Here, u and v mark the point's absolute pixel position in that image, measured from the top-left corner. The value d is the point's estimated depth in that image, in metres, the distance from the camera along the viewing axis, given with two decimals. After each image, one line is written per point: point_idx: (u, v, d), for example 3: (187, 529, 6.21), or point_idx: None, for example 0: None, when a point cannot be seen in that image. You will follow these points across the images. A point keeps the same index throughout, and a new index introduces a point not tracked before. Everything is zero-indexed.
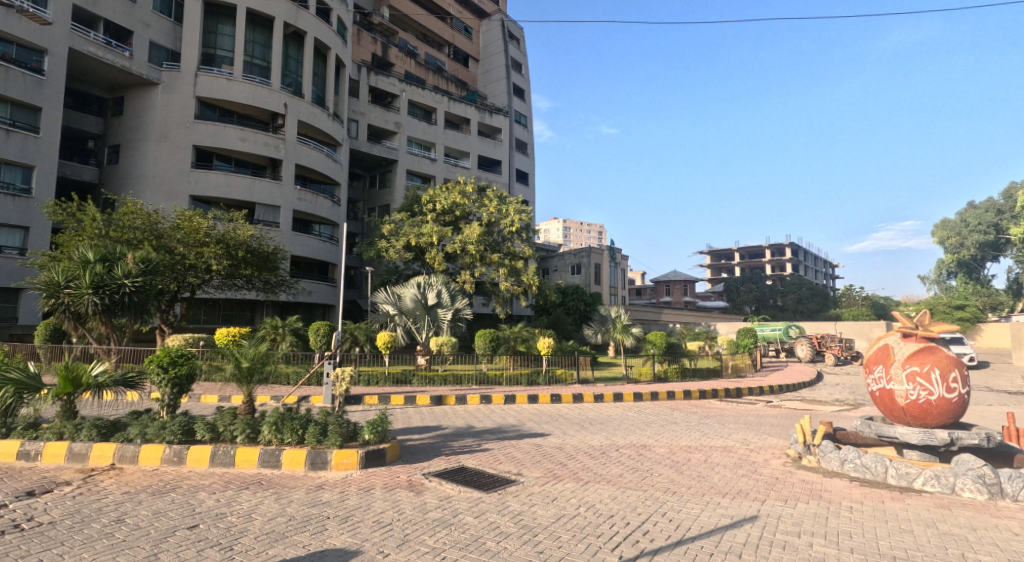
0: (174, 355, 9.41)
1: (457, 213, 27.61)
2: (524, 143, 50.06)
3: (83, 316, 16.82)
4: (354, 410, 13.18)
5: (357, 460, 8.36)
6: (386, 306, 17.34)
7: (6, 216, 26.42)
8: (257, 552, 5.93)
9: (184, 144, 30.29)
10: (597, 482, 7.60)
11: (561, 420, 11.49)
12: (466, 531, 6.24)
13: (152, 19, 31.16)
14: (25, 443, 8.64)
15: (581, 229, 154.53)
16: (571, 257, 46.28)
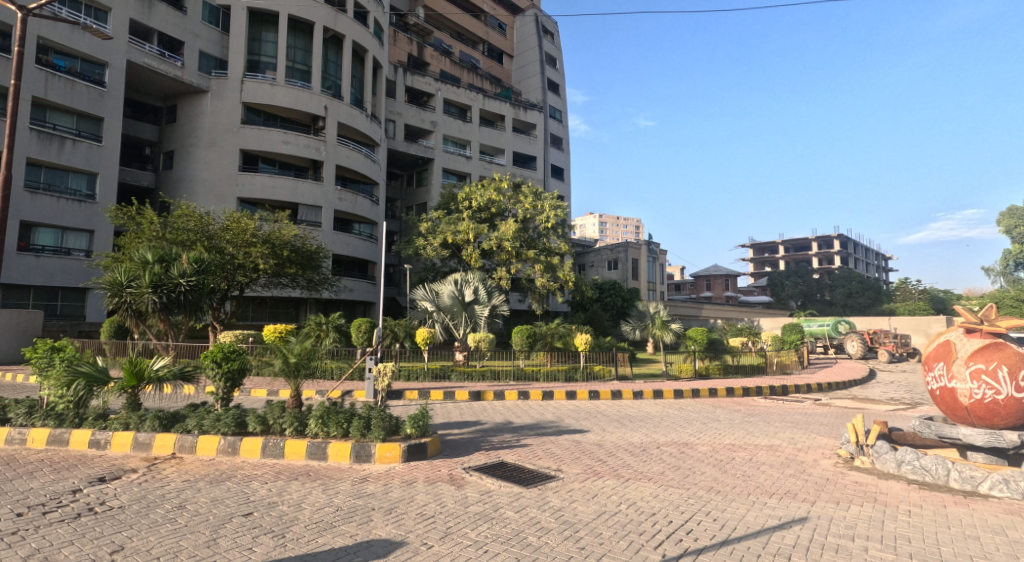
0: (225, 350, 9.70)
1: (493, 210, 27.73)
2: (559, 138, 49.82)
3: (144, 314, 17.40)
4: (396, 405, 13.30)
5: (400, 453, 8.45)
6: (424, 303, 17.62)
7: (73, 221, 27.73)
8: (307, 540, 6.02)
9: (231, 149, 31.12)
10: (639, 479, 7.52)
11: (599, 417, 11.44)
12: (507, 525, 6.24)
13: (201, 30, 31.71)
14: (95, 433, 8.99)
15: (618, 224, 153.11)
16: (608, 253, 45.99)
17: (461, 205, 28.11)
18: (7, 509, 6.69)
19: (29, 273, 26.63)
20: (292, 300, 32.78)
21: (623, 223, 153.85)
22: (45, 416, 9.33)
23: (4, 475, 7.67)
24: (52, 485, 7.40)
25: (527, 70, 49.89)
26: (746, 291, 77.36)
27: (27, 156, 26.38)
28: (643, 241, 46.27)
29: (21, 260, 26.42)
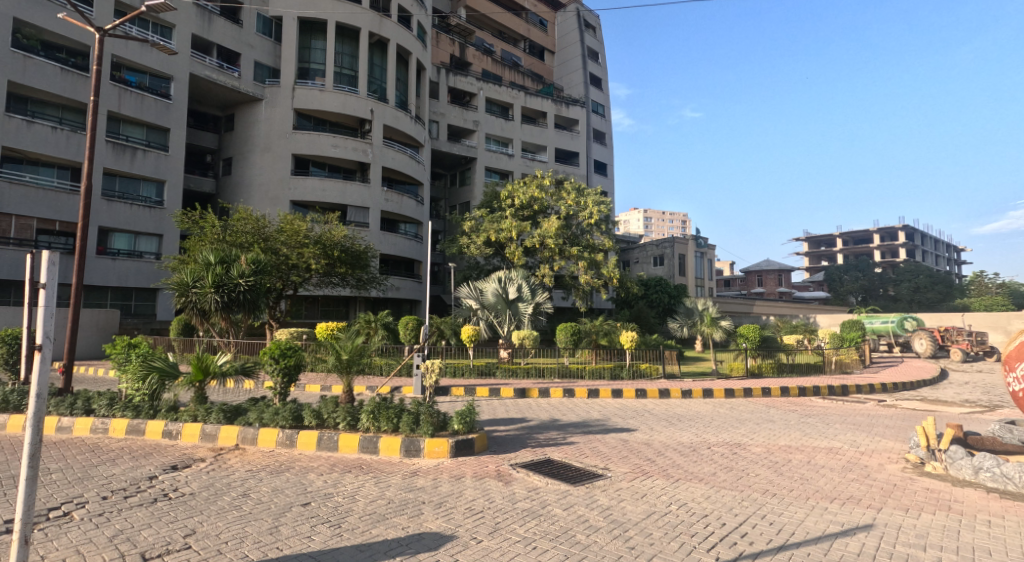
0: (283, 347, 9.94)
1: (536, 207, 27.71)
2: (601, 133, 49.34)
3: (207, 313, 18.00)
4: (443, 402, 13.41)
5: (448, 449, 8.48)
6: (469, 300, 17.82)
7: (144, 225, 29.29)
8: (362, 530, 6.12)
9: (284, 154, 31.95)
10: (689, 480, 7.39)
11: (647, 416, 11.29)
12: (556, 523, 6.21)
13: (256, 41, 32.78)
14: (168, 423, 9.39)
15: (664, 218, 150.78)
16: (654, 249, 45.44)
17: (504, 203, 28.11)
18: (93, 493, 7.04)
19: (107, 274, 27.99)
20: (343, 298, 33.50)
21: (669, 217, 151.76)
22: (124, 407, 9.77)
23: (87, 462, 8.10)
24: (129, 473, 7.74)
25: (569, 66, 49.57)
26: (802, 287, 75.20)
27: (104, 166, 27.90)
28: (689, 235, 45.53)
29: (100, 263, 27.82)
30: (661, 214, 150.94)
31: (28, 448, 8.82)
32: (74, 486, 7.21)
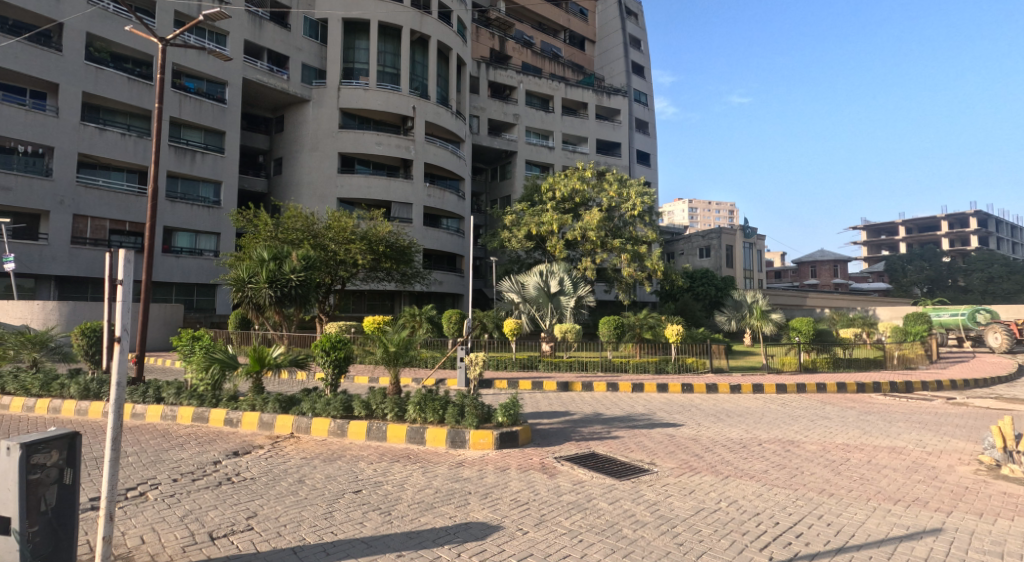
0: (333, 340, 10.13)
1: (577, 200, 27.52)
2: (644, 123, 48.52)
3: (262, 307, 18.46)
4: (487, 394, 13.49)
5: (493, 441, 8.50)
6: (511, 294, 17.88)
7: (202, 224, 30.56)
8: (411, 518, 6.18)
9: (331, 152, 32.56)
10: (739, 477, 7.23)
11: (694, 410, 11.12)
12: (601, 516, 6.16)
13: (304, 44, 33.44)
14: (230, 411, 9.75)
15: (710, 208, 148.08)
16: (699, 240, 44.71)
17: (545, 196, 28.01)
18: (164, 475, 7.36)
19: (171, 272, 29.44)
20: (388, 293, 34.03)
21: (715, 207, 149.05)
22: (189, 395, 10.23)
23: (159, 446, 8.52)
24: (195, 457, 8.08)
25: (610, 56, 48.93)
26: (860, 278, 72.81)
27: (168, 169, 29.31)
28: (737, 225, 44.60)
29: (165, 261, 29.25)
30: (707, 205, 148.30)
31: (105, 433, 9.39)
32: (146, 469, 7.54)
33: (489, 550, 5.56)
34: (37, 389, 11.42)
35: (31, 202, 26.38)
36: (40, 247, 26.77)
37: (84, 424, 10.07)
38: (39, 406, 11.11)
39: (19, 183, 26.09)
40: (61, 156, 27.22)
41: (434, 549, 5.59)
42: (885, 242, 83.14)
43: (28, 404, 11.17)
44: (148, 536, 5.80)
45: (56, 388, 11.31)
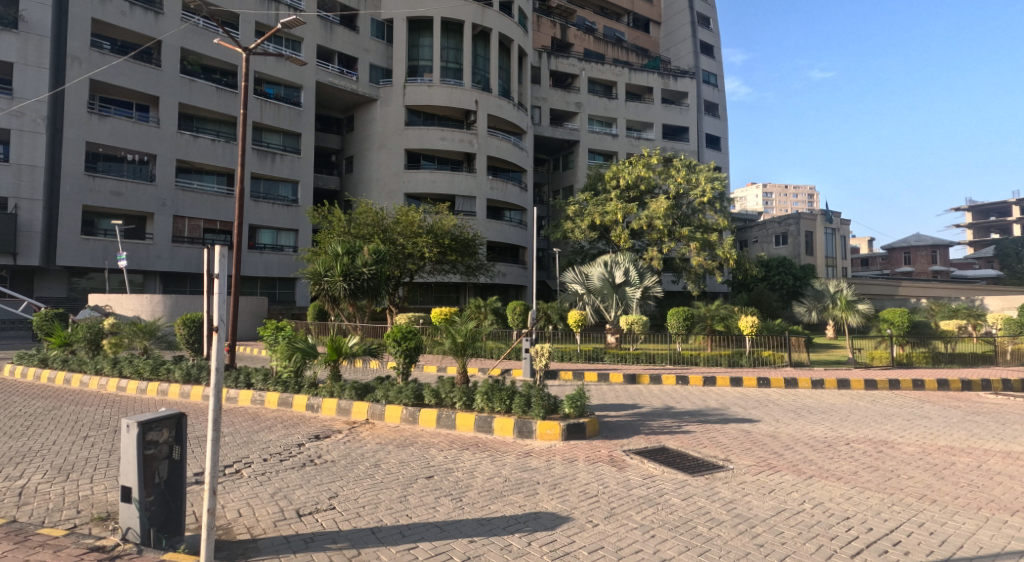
0: (403, 330, 10.29)
1: (642, 187, 26.97)
2: (714, 105, 46.33)
3: (337, 299, 18.96)
4: (553, 385, 13.43)
5: (560, 431, 8.42)
6: (574, 285, 17.74)
7: (282, 222, 31.78)
8: (481, 505, 6.20)
9: (398, 149, 33.20)
10: (824, 478, 6.91)
11: (772, 406, 10.74)
12: (674, 512, 6.00)
13: (371, 45, 34.25)
14: (311, 397, 10.14)
15: (787, 193, 142.38)
16: (775, 227, 43.16)
17: (609, 184, 27.63)
18: (255, 455, 7.71)
19: (256, 267, 30.84)
20: (453, 285, 34.50)
21: (792, 191, 143.09)
22: (275, 382, 10.73)
23: (250, 428, 8.94)
24: (282, 439, 8.41)
25: (676, 38, 47.45)
26: (964, 264, 67.85)
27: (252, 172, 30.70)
28: (817, 211, 42.90)
29: (250, 256, 30.69)
30: (782, 190, 142.48)
31: (206, 413, 10.00)
32: (239, 449, 7.91)
33: (559, 540, 5.51)
34: (148, 372, 12.18)
35: (138, 206, 28.12)
36: (147, 246, 28.55)
37: (188, 406, 10.70)
38: (149, 389, 11.87)
39: (127, 188, 27.92)
40: (162, 162, 28.91)
41: (505, 537, 5.57)
42: (986, 225, 77.48)
43: (140, 386, 11.94)
44: (245, 510, 6.06)
45: (164, 372, 12.06)
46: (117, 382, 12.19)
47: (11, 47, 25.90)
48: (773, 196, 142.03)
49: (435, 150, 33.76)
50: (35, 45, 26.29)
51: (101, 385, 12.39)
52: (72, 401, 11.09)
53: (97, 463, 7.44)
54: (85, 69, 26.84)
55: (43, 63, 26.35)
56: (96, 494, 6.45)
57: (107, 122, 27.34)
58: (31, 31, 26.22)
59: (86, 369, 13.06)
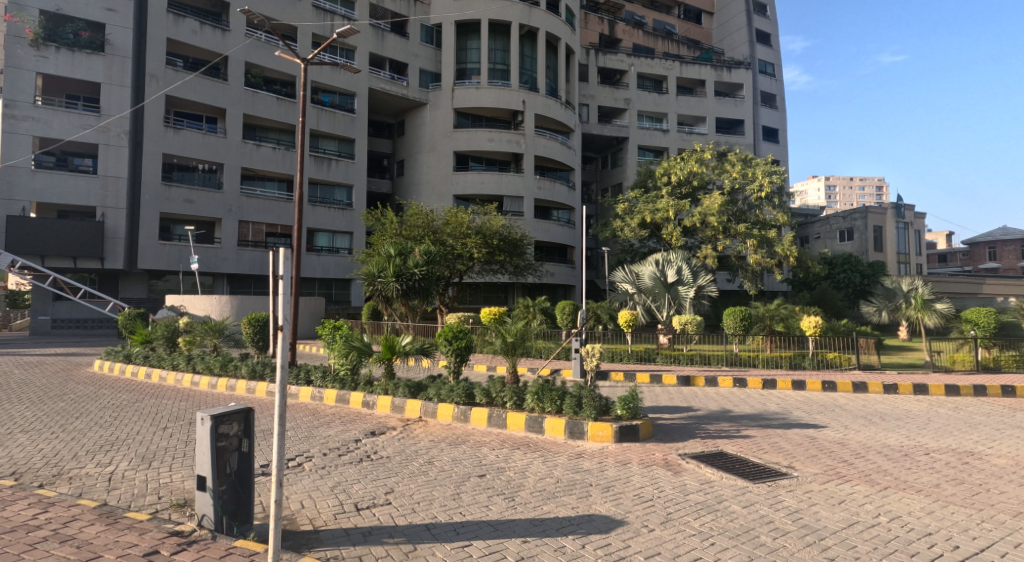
0: (454, 330, 10.30)
1: (695, 183, 26.48)
2: (771, 96, 44.88)
3: (390, 299, 19.21)
4: (603, 386, 13.23)
5: (612, 434, 8.26)
6: (624, 285, 17.52)
7: (336, 224, 32.44)
8: (534, 506, 6.13)
9: (447, 151, 33.49)
10: (901, 489, 6.54)
11: (839, 411, 10.30)
12: (735, 520, 5.80)
13: (421, 50, 35.18)
14: (367, 395, 10.29)
15: (853, 186, 137.12)
16: (840, 222, 41.73)
17: (660, 181, 27.23)
18: (315, 449, 7.85)
19: (313, 268, 31.63)
20: (502, 284, 34.60)
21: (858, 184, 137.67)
22: (333, 379, 10.98)
23: (311, 423, 9.14)
24: (340, 435, 8.54)
25: (728, 28, 46.21)
26: None
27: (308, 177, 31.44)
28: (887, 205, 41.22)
29: (308, 258, 31.49)
30: (847, 181, 136.46)
31: (271, 409, 10.30)
32: (300, 443, 8.06)
33: (613, 544, 5.39)
34: (218, 368, 12.61)
35: (208, 212, 29.21)
36: (215, 249, 29.60)
37: (254, 401, 11.00)
38: (218, 384, 12.26)
39: (199, 196, 29.03)
40: (229, 171, 29.87)
41: (559, 538, 5.49)
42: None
43: (211, 381, 12.34)
44: (307, 502, 6.15)
45: (232, 368, 12.47)
46: (191, 377, 12.63)
47: (98, 68, 27.12)
48: (836, 188, 136.57)
49: (484, 151, 33.88)
50: (118, 66, 27.49)
51: (177, 379, 12.87)
52: (152, 394, 11.58)
53: (176, 453, 7.71)
54: (161, 86, 28.10)
55: (125, 82, 27.54)
56: (174, 482, 6.66)
57: (181, 135, 28.47)
58: (115, 53, 27.43)
59: (164, 364, 13.60)
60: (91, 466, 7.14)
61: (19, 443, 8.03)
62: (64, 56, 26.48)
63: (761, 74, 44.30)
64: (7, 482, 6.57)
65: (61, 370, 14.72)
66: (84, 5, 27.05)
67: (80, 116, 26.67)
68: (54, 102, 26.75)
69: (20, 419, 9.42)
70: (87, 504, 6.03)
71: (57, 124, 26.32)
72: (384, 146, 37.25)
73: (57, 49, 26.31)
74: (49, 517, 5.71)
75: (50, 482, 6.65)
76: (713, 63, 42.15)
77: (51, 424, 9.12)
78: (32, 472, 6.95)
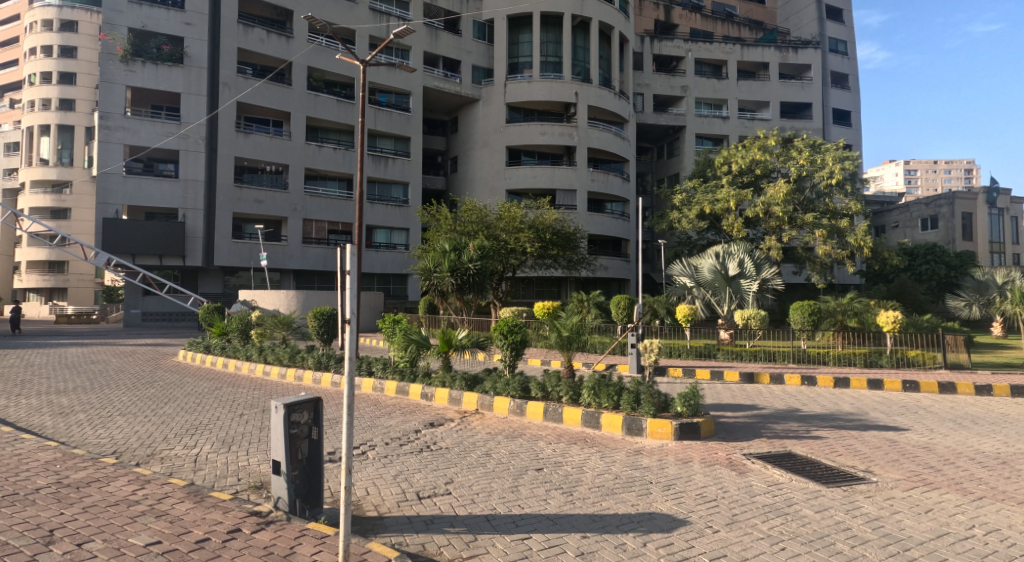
0: (510, 324, 10.26)
1: (758, 171, 25.61)
2: (842, 76, 42.23)
3: (446, 293, 19.41)
4: (661, 382, 13.01)
5: (672, 431, 8.03)
6: (683, 279, 17.11)
7: (393, 221, 32.92)
8: (593, 502, 6.00)
9: (500, 146, 33.54)
10: (999, 500, 6.10)
11: (923, 413, 9.75)
12: (808, 525, 5.54)
13: (473, 46, 35.27)
14: (425, 386, 10.37)
15: (937, 169, 129.52)
16: (921, 210, 39.71)
17: (720, 170, 26.52)
18: (378, 438, 7.93)
19: (372, 264, 32.23)
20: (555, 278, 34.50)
21: (943, 167, 129.82)
22: (392, 371, 11.08)
23: (372, 413, 9.26)
24: (401, 425, 8.61)
25: (795, 8, 44.31)
26: None
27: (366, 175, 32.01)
28: (976, 190, 38.82)
29: (367, 255, 32.10)
30: (929, 165, 128.92)
31: (337, 399, 10.56)
32: (363, 433, 8.17)
33: (677, 544, 5.22)
34: (286, 359, 12.93)
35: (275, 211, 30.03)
36: (281, 246, 30.49)
37: (320, 392, 11.24)
38: (287, 374, 12.58)
39: (267, 196, 29.93)
40: (294, 172, 30.63)
41: (619, 535, 5.35)
42: None
43: (280, 371, 12.69)
44: (371, 489, 6.21)
45: (299, 359, 12.77)
46: (262, 367, 13.05)
47: (178, 79, 28.51)
48: (917, 173, 129.40)
49: (536, 145, 33.72)
50: (195, 76, 28.80)
51: (250, 368, 13.31)
52: (229, 383, 12.01)
53: (252, 438, 7.95)
54: (234, 93, 29.10)
55: (201, 91, 28.81)
56: (251, 465, 6.85)
57: (251, 139, 29.43)
58: (192, 64, 28.77)
59: (238, 355, 14.08)
60: (180, 448, 7.43)
61: (116, 425, 8.43)
62: (149, 70, 28.04)
63: (831, 53, 41.82)
64: (108, 460, 6.86)
65: (150, 359, 15.52)
66: (166, 20, 28.55)
67: (163, 125, 28.14)
68: (141, 112, 28.32)
69: (115, 403, 9.93)
70: (178, 482, 6.22)
71: (144, 132, 27.88)
72: (438, 143, 37.66)
73: (143, 63, 27.90)
74: (146, 494, 5.91)
75: (145, 462, 6.93)
76: (777, 44, 40.49)
77: (144, 408, 9.55)
78: (129, 452, 7.27)
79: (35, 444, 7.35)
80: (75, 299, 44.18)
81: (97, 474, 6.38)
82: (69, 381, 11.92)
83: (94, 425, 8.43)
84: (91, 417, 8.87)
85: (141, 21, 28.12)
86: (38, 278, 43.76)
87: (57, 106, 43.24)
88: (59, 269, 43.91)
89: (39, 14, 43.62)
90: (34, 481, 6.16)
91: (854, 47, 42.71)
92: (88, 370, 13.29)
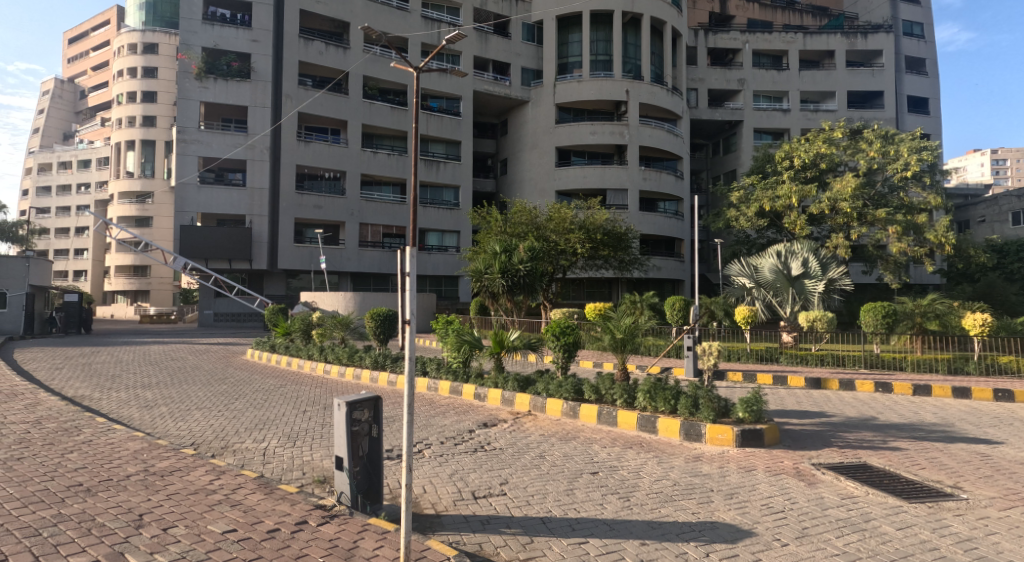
0: (562, 325, 10.10)
1: (823, 165, 24.51)
2: (917, 60, 40.20)
3: (497, 295, 19.38)
4: (720, 386, 12.61)
5: (733, 437, 7.73)
6: (741, 279, 16.57)
7: (444, 223, 33.20)
8: (652, 508, 5.81)
9: (550, 147, 33.47)
10: None
11: (1018, 425, 9.11)
12: (887, 543, 5.22)
13: (523, 49, 35.31)
14: (478, 387, 10.35)
15: None
16: (1014, 202, 37.48)
17: (781, 165, 25.53)
18: (434, 437, 7.91)
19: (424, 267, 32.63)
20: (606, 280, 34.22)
21: None
22: (446, 371, 11.07)
23: (426, 413, 9.26)
24: (454, 425, 8.57)
25: None
26: None
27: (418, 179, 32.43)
28: None
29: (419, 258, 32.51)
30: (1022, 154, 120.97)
31: (395, 398, 10.61)
32: (419, 432, 8.17)
33: (741, 556, 4.98)
34: (345, 358, 13.13)
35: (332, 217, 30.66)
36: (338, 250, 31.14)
37: (377, 391, 11.33)
38: (346, 372, 12.76)
39: (326, 202, 30.61)
40: (350, 177, 31.23)
41: (680, 544, 5.14)
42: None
43: (340, 370, 12.87)
44: (428, 487, 6.18)
45: (357, 359, 12.95)
46: (322, 366, 13.24)
47: (245, 93, 29.47)
48: (1007, 163, 121.19)
49: (587, 145, 33.44)
50: (261, 90, 29.69)
51: (312, 367, 13.54)
52: (293, 380, 12.28)
53: (316, 434, 8.05)
54: (295, 104, 29.90)
55: (266, 102, 29.68)
56: (315, 460, 6.93)
57: (310, 147, 30.12)
58: (258, 78, 29.65)
59: (301, 354, 14.36)
60: (249, 442, 7.58)
61: (193, 419, 8.68)
62: (220, 85, 29.14)
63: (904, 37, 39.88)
64: (187, 450, 7.06)
65: (222, 357, 16.05)
66: (235, 38, 29.56)
67: (230, 136, 29.18)
68: (213, 126, 29.48)
69: (189, 397, 10.27)
70: (249, 474, 6.32)
71: (216, 144, 28.99)
72: (488, 146, 37.82)
73: (215, 79, 29.03)
74: (221, 484, 6.01)
75: (219, 453, 7.10)
76: (844, 30, 38.83)
77: (217, 403, 9.83)
78: (205, 444, 7.47)
79: (124, 434, 7.62)
80: (157, 301, 46.07)
81: (178, 464, 6.57)
82: (150, 377, 12.44)
83: (174, 418, 8.71)
84: (171, 410, 9.18)
85: (213, 40, 29.26)
86: (124, 282, 46.02)
87: (140, 123, 45.52)
88: (142, 273, 45.90)
89: (126, 38, 46.70)
90: (124, 468, 6.37)
91: (930, 30, 40.59)
92: (169, 366, 13.85)
